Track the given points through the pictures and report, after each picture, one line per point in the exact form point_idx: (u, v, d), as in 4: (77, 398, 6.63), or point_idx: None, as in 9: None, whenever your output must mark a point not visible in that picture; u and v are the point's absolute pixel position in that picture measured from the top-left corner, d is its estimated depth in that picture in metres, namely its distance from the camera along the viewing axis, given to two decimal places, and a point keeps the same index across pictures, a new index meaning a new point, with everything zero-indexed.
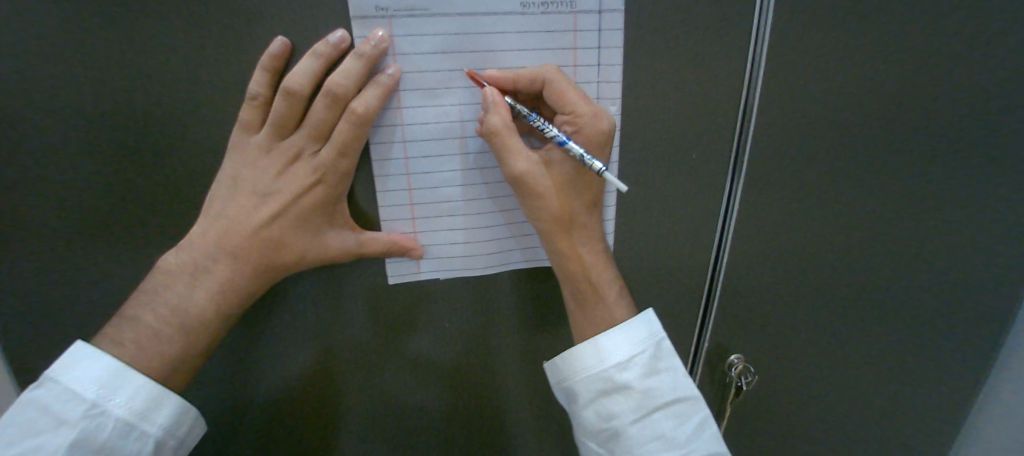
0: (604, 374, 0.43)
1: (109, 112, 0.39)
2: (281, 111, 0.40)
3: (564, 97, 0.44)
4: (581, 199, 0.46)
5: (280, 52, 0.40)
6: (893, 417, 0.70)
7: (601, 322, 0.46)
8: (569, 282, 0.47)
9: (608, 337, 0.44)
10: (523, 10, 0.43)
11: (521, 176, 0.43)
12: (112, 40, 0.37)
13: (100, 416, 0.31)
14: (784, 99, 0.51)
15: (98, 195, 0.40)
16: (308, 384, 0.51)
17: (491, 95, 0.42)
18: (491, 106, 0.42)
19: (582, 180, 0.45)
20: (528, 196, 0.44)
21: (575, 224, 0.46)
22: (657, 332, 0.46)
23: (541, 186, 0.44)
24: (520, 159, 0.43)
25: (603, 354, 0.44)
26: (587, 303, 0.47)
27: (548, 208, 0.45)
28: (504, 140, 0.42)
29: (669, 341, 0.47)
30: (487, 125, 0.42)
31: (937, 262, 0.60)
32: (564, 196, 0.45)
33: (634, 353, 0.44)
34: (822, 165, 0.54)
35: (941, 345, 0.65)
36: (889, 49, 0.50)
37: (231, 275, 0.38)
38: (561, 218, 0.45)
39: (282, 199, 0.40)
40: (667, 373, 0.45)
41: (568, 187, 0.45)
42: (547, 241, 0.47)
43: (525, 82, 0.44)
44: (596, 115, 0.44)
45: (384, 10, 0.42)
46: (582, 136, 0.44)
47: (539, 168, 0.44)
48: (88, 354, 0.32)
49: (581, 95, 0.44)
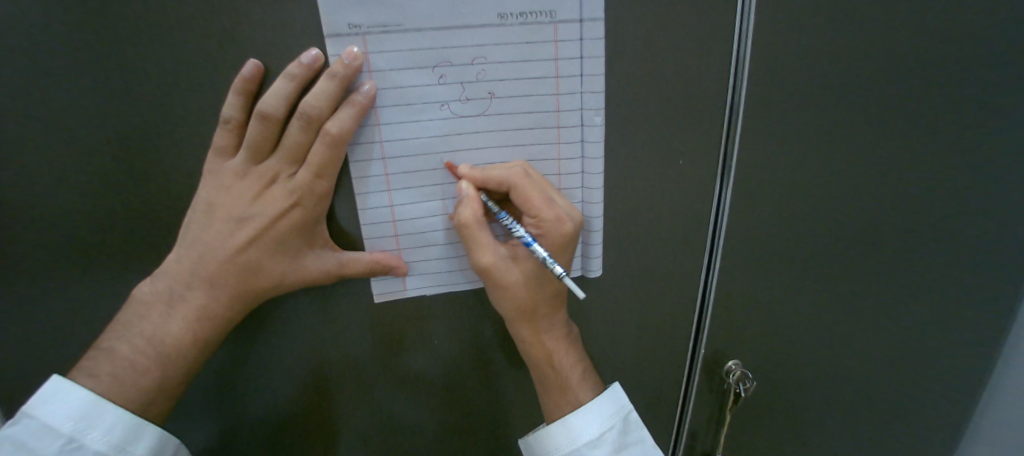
0: (575, 453, 0.42)
1: (91, 136, 0.40)
2: (255, 136, 0.39)
3: (529, 202, 0.44)
4: (547, 294, 0.46)
5: (253, 75, 0.39)
6: (904, 419, 0.67)
7: (563, 405, 0.46)
8: (534, 369, 0.48)
9: (579, 416, 0.44)
10: (500, 22, 0.41)
11: (486, 268, 0.44)
12: (90, 67, 0.38)
13: (78, 450, 0.35)
14: (775, 97, 0.48)
15: (88, 219, 0.42)
16: (299, 399, 0.52)
17: (465, 190, 0.43)
18: (464, 199, 0.43)
19: (546, 278, 0.45)
20: (494, 286, 0.45)
21: (539, 316, 0.47)
22: (624, 406, 0.46)
23: (505, 280, 0.44)
24: (485, 253, 0.43)
25: (573, 432, 0.43)
26: (551, 392, 0.47)
27: (509, 301, 0.45)
28: (472, 235, 0.43)
29: (637, 413, 0.46)
30: (457, 218, 0.43)
31: (942, 261, 0.57)
32: (527, 292, 0.45)
33: (603, 430, 0.43)
34: (818, 163, 0.51)
35: (948, 353, 0.63)
36: (886, 39, 0.47)
37: (209, 300, 0.40)
38: (523, 310, 0.46)
39: (258, 224, 0.40)
40: (636, 446, 0.44)
41: (533, 283, 0.45)
42: (511, 326, 0.47)
43: (493, 184, 0.44)
44: (560, 218, 0.44)
45: (357, 27, 0.40)
46: (547, 238, 0.44)
47: (505, 262, 0.44)
48: (63, 390, 0.36)
49: (547, 199, 0.44)
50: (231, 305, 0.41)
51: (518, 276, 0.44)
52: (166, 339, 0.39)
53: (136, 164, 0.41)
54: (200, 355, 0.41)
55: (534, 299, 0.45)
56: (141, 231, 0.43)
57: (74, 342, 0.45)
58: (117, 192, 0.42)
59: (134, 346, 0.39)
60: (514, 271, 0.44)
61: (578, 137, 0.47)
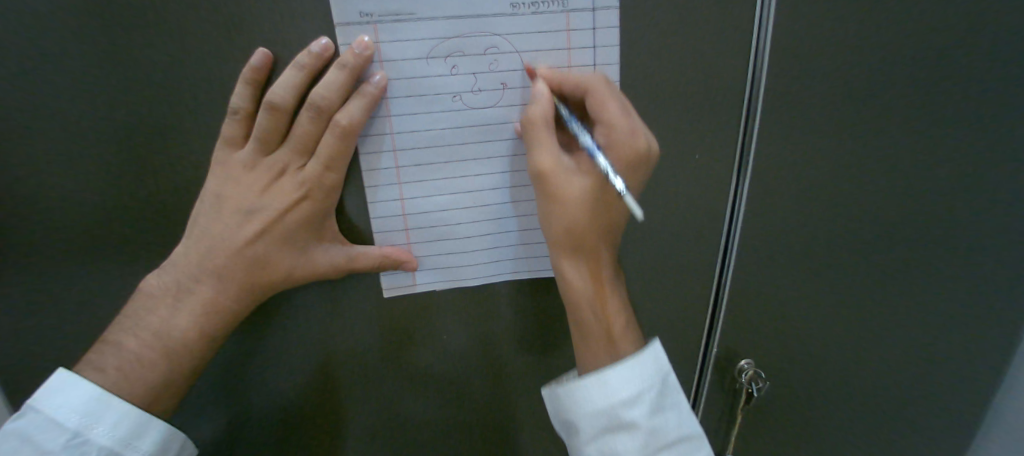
0: (611, 410, 0.39)
1: (96, 127, 0.39)
2: (264, 126, 0.39)
3: (603, 108, 0.41)
4: (603, 221, 0.43)
5: (261, 64, 0.38)
6: (918, 419, 0.66)
7: (602, 354, 0.44)
8: (573, 307, 0.45)
9: (616, 372, 0.40)
10: (513, 11, 0.40)
11: (542, 172, 0.41)
12: (94, 56, 0.38)
13: (83, 445, 0.35)
14: (793, 91, 0.46)
15: (92, 211, 0.41)
16: (306, 394, 0.51)
17: (540, 89, 0.41)
18: (537, 96, 0.41)
19: (607, 201, 0.42)
20: (545, 197, 0.42)
21: (590, 244, 0.43)
22: (662, 367, 0.43)
23: (561, 192, 0.41)
24: (545, 153, 0.40)
25: (608, 389, 0.40)
26: (589, 339, 0.44)
27: (558, 218, 0.42)
28: (537, 133, 0.40)
29: (673, 376, 0.43)
30: (526, 114, 0.41)
31: (962, 259, 0.56)
32: (584, 210, 0.41)
33: (641, 390, 0.40)
34: (836, 159, 0.50)
35: (964, 352, 0.62)
36: (908, 32, 0.46)
37: (216, 294, 0.40)
38: (574, 231, 0.42)
39: (266, 216, 0.40)
40: (670, 411, 0.42)
41: (592, 200, 0.41)
42: (554, 251, 0.44)
43: (569, 86, 0.42)
44: (632, 132, 0.40)
45: (368, 16, 0.39)
46: (614, 153, 0.41)
47: (564, 170, 0.41)
48: (69, 383, 0.35)
49: (620, 105, 0.41)
50: (239, 299, 0.41)
51: (578, 190, 0.41)
52: (173, 333, 0.39)
53: (143, 156, 0.41)
54: (207, 349, 0.41)
55: (588, 222, 0.42)
56: (147, 224, 0.43)
57: (79, 337, 0.44)
58: (123, 184, 0.41)
59: (140, 340, 0.38)
60: (574, 183, 0.41)
61: None
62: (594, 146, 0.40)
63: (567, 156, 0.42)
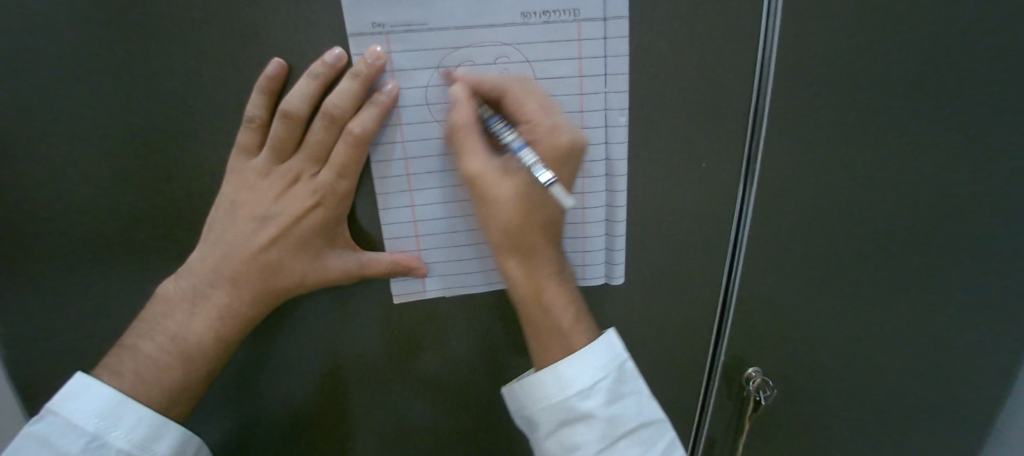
0: (565, 402, 0.38)
1: (116, 136, 0.40)
2: (278, 134, 0.39)
3: (522, 109, 0.41)
4: (537, 220, 0.42)
5: (276, 73, 0.39)
6: (928, 428, 0.66)
7: (555, 349, 0.42)
8: (524, 311, 0.44)
9: (570, 363, 0.39)
10: (523, 21, 0.41)
11: (474, 177, 0.40)
12: (116, 68, 0.39)
13: (102, 448, 0.35)
14: (800, 100, 0.47)
15: (111, 218, 0.42)
16: (316, 399, 0.52)
17: (459, 91, 0.40)
18: (456, 100, 0.40)
19: (540, 200, 0.41)
20: (481, 202, 0.41)
21: (531, 244, 0.43)
22: (619, 354, 0.41)
23: (495, 194, 0.40)
24: (474, 159, 0.40)
25: (562, 380, 0.39)
26: (543, 335, 0.43)
27: (494, 219, 0.41)
28: (463, 138, 0.40)
29: (631, 362, 0.42)
30: (449, 118, 0.40)
31: (970, 268, 0.56)
32: (519, 211, 0.41)
33: (596, 378, 0.39)
34: (843, 167, 0.50)
35: (973, 360, 0.61)
36: (915, 42, 0.46)
37: (231, 299, 0.40)
38: (511, 232, 0.41)
39: (280, 223, 0.40)
40: (630, 397, 0.40)
41: (525, 202, 0.41)
42: (498, 254, 0.43)
43: (484, 89, 0.42)
44: (554, 128, 0.40)
45: (381, 27, 0.39)
46: (539, 148, 0.40)
47: (495, 173, 0.40)
48: (88, 387, 0.36)
49: (540, 106, 0.41)
50: (252, 305, 0.41)
51: (509, 192, 0.40)
52: (188, 338, 0.39)
53: (160, 164, 0.42)
54: (221, 354, 0.41)
55: (523, 220, 0.41)
56: (163, 231, 0.43)
57: (96, 341, 0.45)
58: (141, 192, 0.42)
59: (157, 344, 0.39)
60: (503, 185, 0.40)
61: (601, 138, 0.46)
62: (518, 143, 0.40)
63: (494, 156, 0.41)
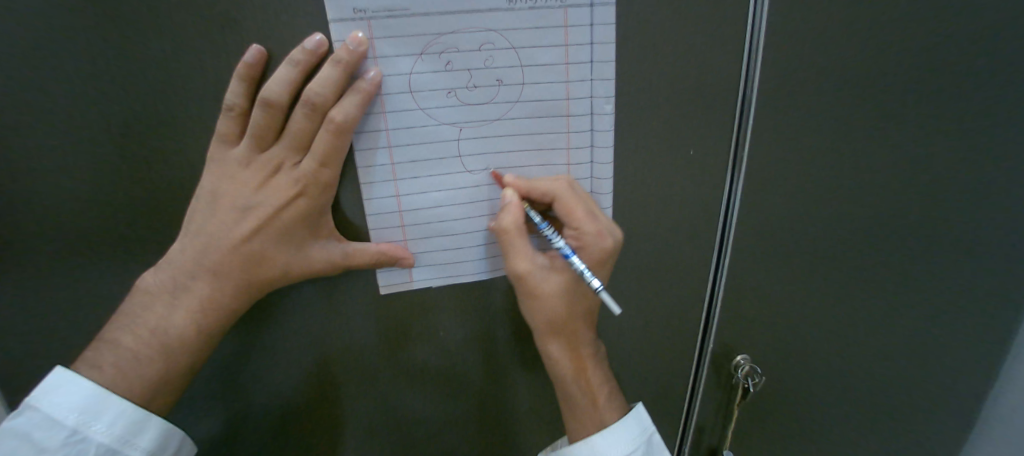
0: None
1: (90, 125, 0.39)
2: (259, 123, 0.39)
3: (572, 215, 0.44)
4: (578, 308, 0.46)
5: (255, 60, 0.38)
6: (913, 414, 0.66)
7: (589, 425, 0.46)
8: (559, 386, 0.47)
9: (604, 437, 0.44)
10: (509, 6, 0.40)
11: (521, 276, 0.43)
12: (87, 54, 0.37)
13: (81, 443, 0.35)
14: (788, 86, 0.46)
15: (87, 209, 0.41)
16: (303, 391, 0.52)
17: (509, 197, 0.43)
18: (508, 205, 0.43)
19: (581, 291, 0.45)
20: (526, 295, 0.45)
21: (572, 331, 0.46)
22: (647, 427, 0.46)
23: (540, 289, 0.44)
24: (522, 260, 0.43)
25: (597, 454, 0.43)
26: (578, 411, 0.46)
27: (539, 314, 0.45)
28: (511, 240, 0.43)
29: (658, 435, 0.47)
30: (498, 222, 0.43)
31: (956, 255, 0.56)
32: (563, 304, 0.45)
33: (627, 452, 0.44)
34: (831, 154, 0.50)
35: (957, 347, 0.62)
36: (904, 27, 0.46)
37: (212, 291, 0.40)
38: (555, 322, 0.45)
39: (262, 213, 0.40)
40: None
41: (569, 294, 0.45)
42: (539, 339, 0.47)
43: (537, 194, 0.45)
44: (600, 233, 0.44)
45: (362, 12, 0.39)
46: (586, 252, 0.44)
47: (541, 271, 0.44)
48: (66, 381, 0.36)
49: (588, 212, 0.45)
50: (235, 296, 0.41)
51: (555, 286, 0.44)
52: (169, 331, 0.39)
53: (137, 153, 0.41)
54: (204, 346, 0.41)
55: (566, 313, 0.45)
56: (142, 222, 0.43)
57: (77, 334, 0.45)
58: (117, 182, 0.41)
59: (136, 337, 0.38)
60: (549, 281, 0.44)
61: (587, 125, 0.46)
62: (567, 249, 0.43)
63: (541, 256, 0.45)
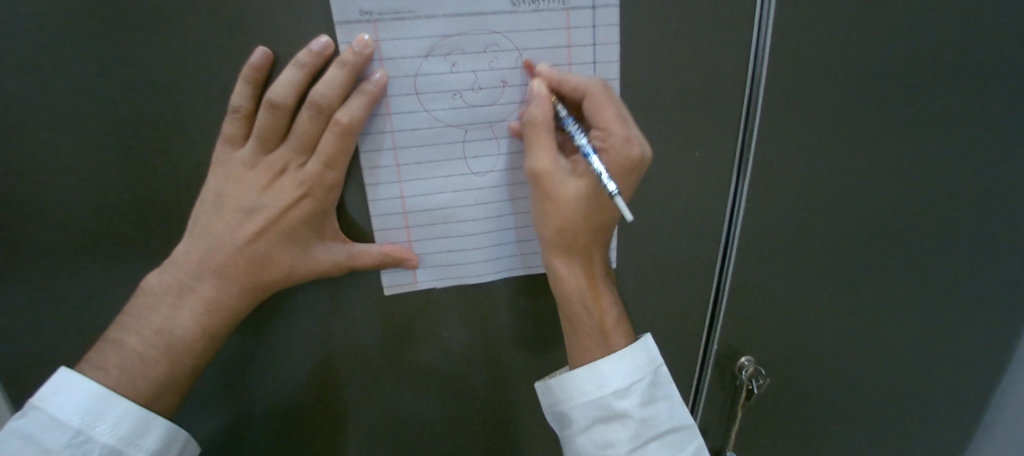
0: (602, 400, 0.41)
1: (97, 127, 0.39)
2: (264, 125, 0.39)
3: (600, 114, 0.41)
4: (594, 223, 0.43)
5: (261, 62, 0.38)
6: (918, 418, 0.66)
7: (593, 347, 0.45)
8: (563, 303, 0.46)
9: (609, 362, 0.42)
10: (513, 8, 0.41)
11: (538, 175, 0.41)
12: (94, 57, 0.38)
13: (86, 443, 0.35)
14: (793, 90, 0.46)
15: (93, 211, 0.41)
16: (306, 393, 0.52)
17: (537, 88, 0.40)
18: (534, 97, 0.40)
19: (599, 204, 0.42)
20: (540, 198, 0.43)
21: (583, 246, 0.44)
22: (655, 359, 0.44)
23: (555, 193, 0.42)
24: (540, 158, 0.41)
25: (601, 380, 0.42)
26: (581, 332, 0.46)
27: (550, 218, 0.43)
28: (535, 135, 0.41)
29: (666, 368, 0.45)
30: (524, 115, 0.41)
31: (960, 258, 0.56)
32: (578, 215, 0.42)
33: (633, 380, 0.42)
34: (836, 157, 0.50)
35: (962, 351, 0.62)
36: (908, 31, 0.46)
37: (217, 292, 0.40)
38: (565, 232, 0.43)
39: (267, 215, 0.40)
40: (663, 402, 0.43)
41: (585, 205, 0.42)
42: (547, 251, 0.45)
43: (570, 88, 0.42)
44: (628, 140, 0.40)
45: (368, 15, 0.39)
46: (609, 157, 0.41)
47: (559, 174, 0.41)
48: (71, 382, 0.36)
49: (619, 116, 0.41)
50: (240, 297, 0.41)
51: (572, 193, 0.42)
52: (175, 332, 0.39)
53: (143, 155, 0.41)
54: (209, 348, 0.41)
55: (579, 225, 0.43)
56: (148, 223, 0.43)
57: (82, 336, 0.45)
58: (124, 184, 0.41)
59: (142, 338, 0.38)
60: (567, 185, 0.42)
61: None
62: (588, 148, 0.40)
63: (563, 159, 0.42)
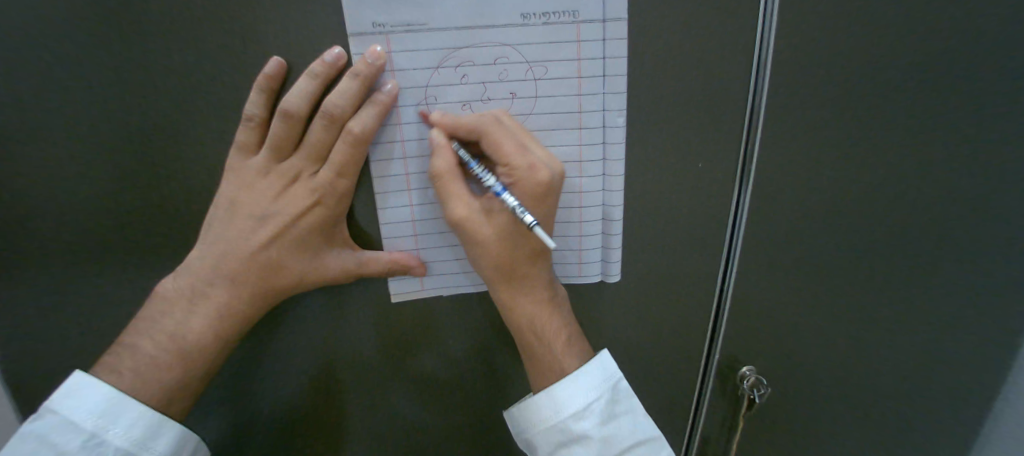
0: (561, 424, 0.41)
1: (114, 135, 0.40)
2: (278, 133, 0.39)
3: (500, 149, 0.41)
4: (523, 252, 0.43)
5: (276, 72, 0.39)
6: (917, 428, 0.67)
7: (549, 373, 0.44)
8: (518, 337, 0.46)
9: (564, 385, 0.42)
10: (523, 22, 0.41)
11: (458, 221, 0.41)
12: (113, 66, 0.38)
13: (99, 446, 0.35)
14: (795, 104, 0.47)
15: (107, 216, 0.42)
16: (311, 398, 0.52)
17: (437, 138, 0.41)
18: (435, 147, 0.41)
19: (522, 236, 0.42)
20: (469, 242, 0.43)
21: (522, 276, 0.44)
22: (613, 375, 0.44)
23: (480, 235, 0.42)
24: (457, 205, 0.41)
25: (557, 403, 0.41)
26: (539, 365, 0.45)
27: (485, 257, 0.43)
28: (445, 184, 0.41)
29: (625, 381, 0.45)
30: (431, 166, 0.41)
31: (959, 271, 0.57)
32: (505, 250, 0.42)
33: (590, 400, 0.41)
34: (837, 170, 0.51)
35: (960, 362, 0.63)
36: (909, 48, 0.47)
37: (229, 298, 0.40)
38: (503, 268, 0.43)
39: (279, 222, 0.40)
40: (624, 417, 0.43)
41: (508, 239, 0.42)
42: (491, 287, 0.45)
43: (464, 130, 0.42)
44: (532, 167, 0.40)
45: (381, 26, 0.39)
46: (520, 188, 0.41)
47: (479, 216, 0.41)
48: (87, 385, 0.36)
49: (519, 146, 0.41)
50: (251, 303, 0.41)
51: (491, 233, 0.41)
52: (187, 336, 0.39)
53: (158, 162, 0.41)
54: (220, 352, 0.41)
55: (513, 259, 0.42)
56: (161, 229, 0.43)
57: (94, 339, 0.45)
58: (138, 190, 0.42)
59: (156, 342, 0.39)
60: (488, 225, 0.41)
61: (599, 138, 0.47)
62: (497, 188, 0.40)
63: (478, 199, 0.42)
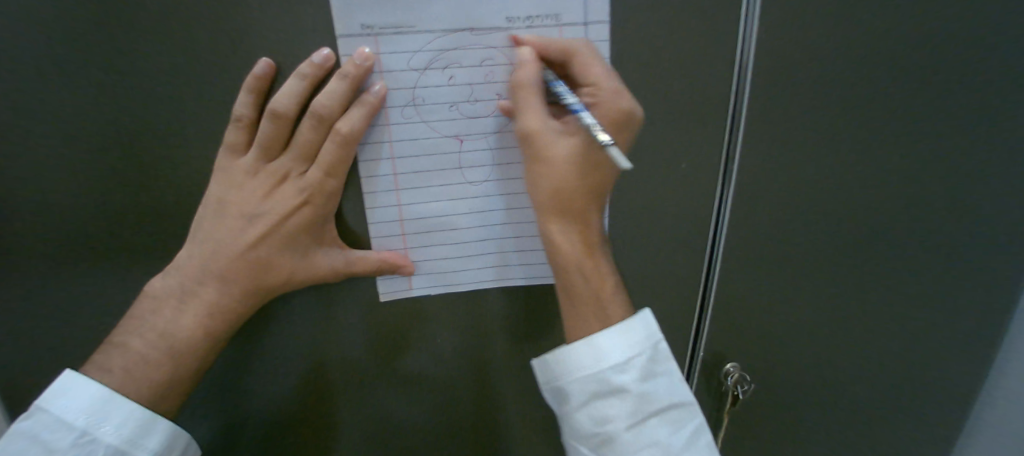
0: (600, 375, 0.39)
1: (101, 135, 0.41)
2: (267, 133, 0.40)
3: (587, 71, 0.41)
4: (591, 183, 0.41)
5: (265, 73, 0.40)
6: (896, 423, 0.68)
7: (590, 314, 0.43)
8: (561, 276, 0.44)
9: (607, 336, 0.40)
10: (508, 24, 0.42)
11: (530, 135, 0.40)
12: (100, 68, 0.39)
13: (91, 444, 0.36)
14: (775, 106, 0.49)
15: (95, 216, 0.42)
16: (301, 396, 0.53)
17: (526, 54, 0.41)
18: (522, 62, 0.41)
19: (594, 164, 0.41)
20: (534, 160, 0.41)
21: (577, 209, 0.42)
22: (654, 334, 0.42)
23: (549, 153, 0.40)
24: (532, 118, 0.40)
25: (598, 353, 0.40)
26: (580, 306, 0.43)
27: (547, 179, 0.41)
28: (524, 97, 0.41)
29: (667, 344, 0.43)
30: (513, 79, 0.41)
31: (935, 268, 0.58)
32: (572, 172, 0.40)
33: (631, 355, 0.40)
34: (816, 171, 0.52)
35: (938, 358, 0.64)
36: (883, 53, 0.48)
37: (218, 297, 0.41)
38: (563, 194, 0.41)
39: (268, 221, 0.41)
40: (663, 377, 0.41)
41: (579, 163, 0.40)
42: (541, 217, 0.43)
43: (556, 53, 0.42)
44: (616, 93, 0.41)
45: (369, 28, 0.40)
46: (600, 111, 0.41)
47: (552, 133, 0.40)
48: (77, 384, 0.37)
49: (606, 72, 0.41)
50: (240, 302, 0.42)
51: (564, 150, 0.40)
52: (177, 335, 0.40)
53: (146, 163, 0.42)
54: (210, 350, 0.42)
55: (578, 185, 0.41)
56: (149, 229, 0.44)
57: (83, 339, 0.46)
58: (126, 190, 0.42)
59: (146, 340, 0.39)
60: (559, 144, 0.40)
61: None
62: (579, 105, 0.40)
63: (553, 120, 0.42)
